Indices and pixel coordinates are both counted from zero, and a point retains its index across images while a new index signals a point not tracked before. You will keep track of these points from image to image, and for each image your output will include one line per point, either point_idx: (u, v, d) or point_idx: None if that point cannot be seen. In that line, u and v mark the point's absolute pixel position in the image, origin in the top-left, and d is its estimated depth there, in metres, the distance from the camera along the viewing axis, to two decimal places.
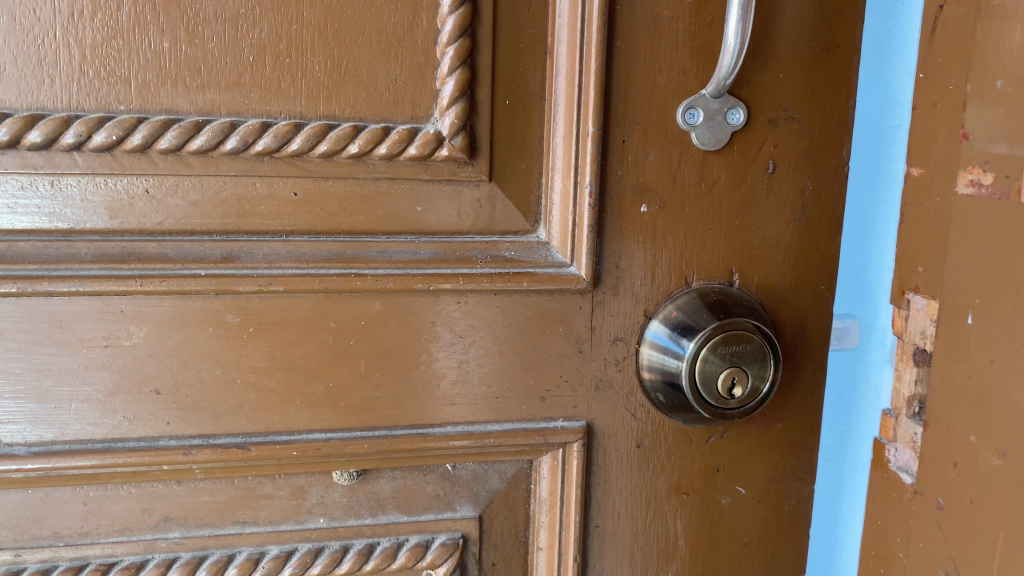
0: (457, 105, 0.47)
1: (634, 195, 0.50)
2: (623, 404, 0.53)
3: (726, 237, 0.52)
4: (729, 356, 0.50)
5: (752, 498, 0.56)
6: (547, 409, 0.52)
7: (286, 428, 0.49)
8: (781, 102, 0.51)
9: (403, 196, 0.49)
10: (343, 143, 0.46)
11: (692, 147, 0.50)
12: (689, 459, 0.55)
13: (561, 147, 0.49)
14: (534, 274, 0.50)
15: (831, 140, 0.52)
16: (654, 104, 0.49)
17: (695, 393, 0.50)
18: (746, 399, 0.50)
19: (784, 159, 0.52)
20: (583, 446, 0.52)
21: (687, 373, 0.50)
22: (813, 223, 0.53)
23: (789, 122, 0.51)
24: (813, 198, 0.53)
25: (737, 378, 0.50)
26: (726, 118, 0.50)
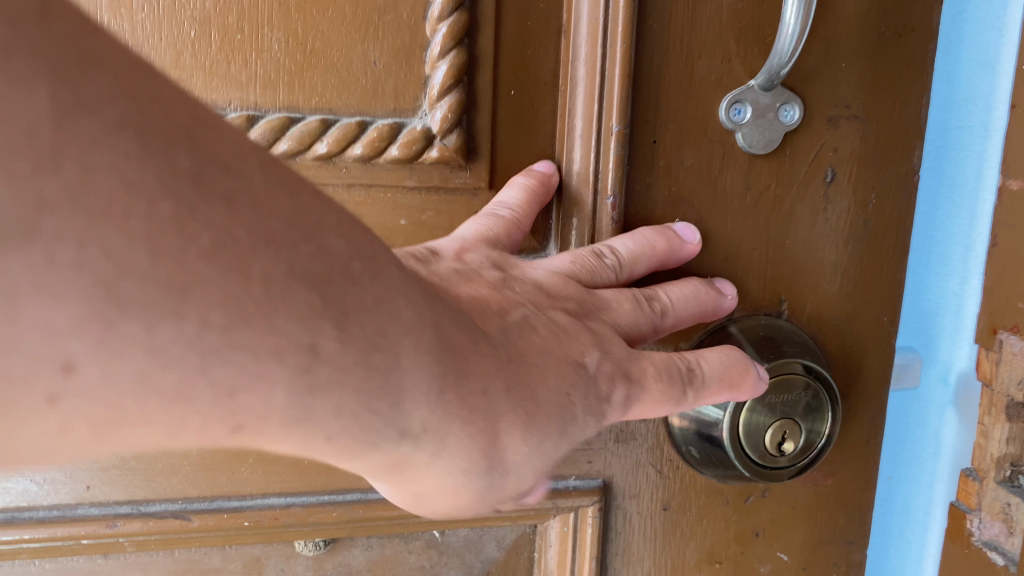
0: (451, 96, 0.38)
1: (666, 208, 0.41)
2: (647, 459, 0.44)
3: (773, 259, 0.43)
4: (777, 406, 0.41)
5: (797, 567, 0.47)
6: (557, 467, 0.43)
7: (236, 493, 0.40)
8: (844, 96, 0.42)
9: (384, 208, 0.40)
10: (310, 142, 0.38)
11: (736, 151, 0.41)
12: (723, 523, 0.46)
13: (578, 149, 0.40)
14: None
15: (900, 143, 0.43)
16: (691, 97, 0.40)
17: (738, 452, 0.41)
18: (797, 455, 0.42)
19: (846, 165, 0.43)
20: (600, 510, 0.43)
21: (729, 430, 0.41)
22: (876, 242, 0.44)
23: (855, 122, 0.42)
24: (877, 213, 0.44)
25: (787, 432, 0.42)
26: (779, 115, 0.41)
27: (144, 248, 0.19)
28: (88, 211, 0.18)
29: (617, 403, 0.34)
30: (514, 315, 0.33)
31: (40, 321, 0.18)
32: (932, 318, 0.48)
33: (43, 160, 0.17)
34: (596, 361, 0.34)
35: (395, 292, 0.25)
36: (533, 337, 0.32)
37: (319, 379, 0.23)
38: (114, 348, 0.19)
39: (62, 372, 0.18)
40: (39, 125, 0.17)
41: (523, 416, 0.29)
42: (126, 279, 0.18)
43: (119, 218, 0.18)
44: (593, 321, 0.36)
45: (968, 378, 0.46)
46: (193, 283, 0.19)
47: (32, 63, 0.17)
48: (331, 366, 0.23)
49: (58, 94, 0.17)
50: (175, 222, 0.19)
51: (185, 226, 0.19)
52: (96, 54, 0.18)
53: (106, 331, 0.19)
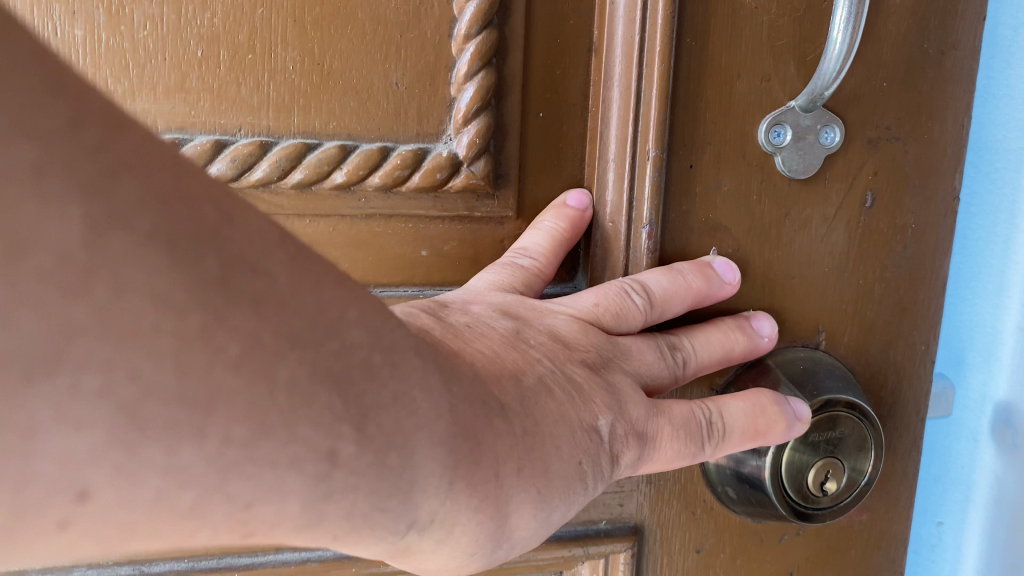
0: (479, 119, 0.36)
1: (702, 235, 0.39)
2: (680, 500, 0.41)
3: (812, 288, 0.41)
4: (819, 445, 0.39)
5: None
6: (586, 511, 0.40)
7: (247, 548, 0.37)
8: (886, 116, 0.39)
9: (405, 237, 0.37)
10: (322, 174, 0.35)
11: (774, 175, 0.39)
12: (756, 563, 0.43)
13: (612, 173, 0.38)
14: None
15: (940, 166, 0.41)
16: (729, 119, 0.38)
17: (780, 493, 0.38)
18: (840, 498, 0.39)
19: (886, 188, 0.40)
20: (633, 556, 0.41)
21: (771, 468, 0.38)
22: (915, 270, 0.42)
23: (891, 144, 0.40)
24: (918, 239, 0.41)
25: (831, 473, 0.39)
26: (820, 138, 0.38)
27: (171, 367, 0.18)
28: (114, 334, 0.17)
29: (625, 466, 0.32)
30: (530, 377, 0.30)
31: (61, 451, 0.16)
32: (968, 343, 0.46)
33: (76, 284, 0.16)
34: (609, 425, 0.31)
35: (412, 384, 0.23)
36: (550, 402, 0.30)
37: (337, 484, 0.22)
38: (132, 472, 0.18)
39: (77, 499, 0.17)
40: (71, 249, 0.16)
41: (532, 494, 0.28)
42: (151, 400, 0.17)
43: (147, 337, 0.17)
44: (611, 372, 0.34)
45: (1008, 405, 0.44)
46: (218, 396, 0.18)
47: (69, 187, 0.16)
48: (347, 470, 0.22)
49: (89, 212, 0.16)
50: (202, 334, 0.18)
51: (213, 337, 0.18)
52: (128, 158, 0.17)
53: (125, 457, 0.17)
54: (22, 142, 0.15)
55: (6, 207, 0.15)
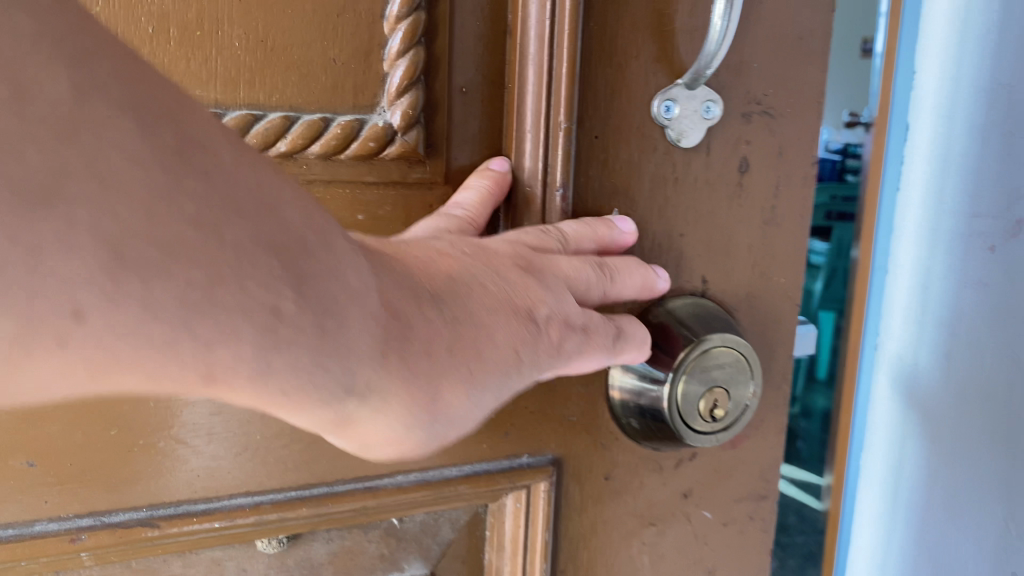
0: (410, 94, 0.39)
1: (605, 198, 0.44)
2: (592, 433, 0.46)
3: (698, 243, 0.47)
4: (708, 375, 0.45)
5: (717, 522, 0.50)
6: (511, 447, 0.45)
7: (204, 495, 0.40)
8: (755, 94, 0.46)
9: (341, 205, 0.40)
10: (265, 143, 0.38)
11: (665, 145, 0.45)
12: (658, 487, 0.48)
13: (529, 143, 0.42)
14: None
15: (800, 137, 0.48)
16: (627, 95, 0.43)
17: (675, 414, 0.44)
18: (722, 421, 0.46)
19: (755, 156, 0.47)
20: (552, 486, 0.45)
21: (669, 392, 0.44)
22: (781, 226, 0.49)
23: (760, 118, 0.46)
24: (784, 199, 0.48)
25: (716, 399, 0.45)
26: (703, 111, 0.44)
27: (142, 212, 0.21)
28: (98, 178, 0.20)
29: (563, 351, 0.37)
30: (459, 273, 0.34)
31: (57, 268, 0.20)
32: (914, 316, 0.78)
33: (64, 132, 0.19)
34: (546, 315, 0.36)
35: (345, 264, 0.27)
36: (487, 297, 0.34)
37: (283, 338, 0.25)
38: (114, 296, 0.21)
39: (67, 314, 0.21)
40: (60, 101, 0.19)
41: (466, 376, 0.32)
42: (130, 241, 0.21)
43: (126, 189, 0.21)
44: (542, 273, 0.37)
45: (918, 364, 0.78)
46: (178, 246, 0.22)
47: (54, 55, 0.19)
48: (292, 327, 0.25)
49: (72, 76, 0.19)
50: (164, 189, 0.21)
51: (171, 194, 0.21)
52: (100, 42, 0.20)
53: (111, 283, 0.21)
54: (17, 13, 0.18)
55: (10, 61, 0.18)
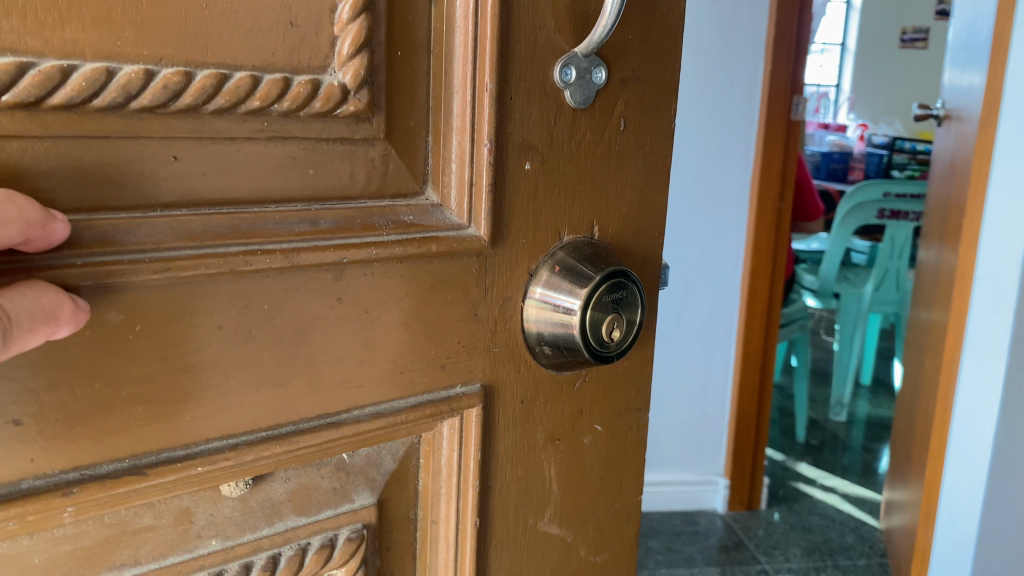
0: (360, 57, 0.43)
1: (518, 153, 0.48)
2: (512, 363, 0.50)
3: (592, 193, 0.50)
4: (611, 302, 0.49)
5: (608, 434, 0.54)
6: (449, 376, 0.48)
7: (183, 442, 0.42)
8: (628, 64, 0.50)
9: (294, 160, 0.43)
10: (237, 100, 0.40)
11: (565, 107, 0.48)
12: (559, 404, 0.51)
13: (456, 103, 0.47)
14: (440, 238, 0.46)
15: (665, 98, 0.53)
16: (535, 61, 0.47)
17: (584, 340, 0.48)
18: (625, 341, 0.50)
19: (635, 117, 0.51)
20: (483, 409, 0.49)
21: (579, 320, 0.47)
22: (651, 177, 0.53)
23: (635, 83, 0.51)
24: (652, 154, 0.53)
25: (619, 323, 0.49)
26: (594, 76, 0.49)
27: None
28: None
29: None
30: None
31: None
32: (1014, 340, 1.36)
33: None
34: None
35: None
36: None
37: None
38: None
39: None
40: None
41: None
42: None
43: None
44: None
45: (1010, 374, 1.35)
46: None
47: None
48: None
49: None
50: None
51: None
52: None
53: None
54: None
55: None
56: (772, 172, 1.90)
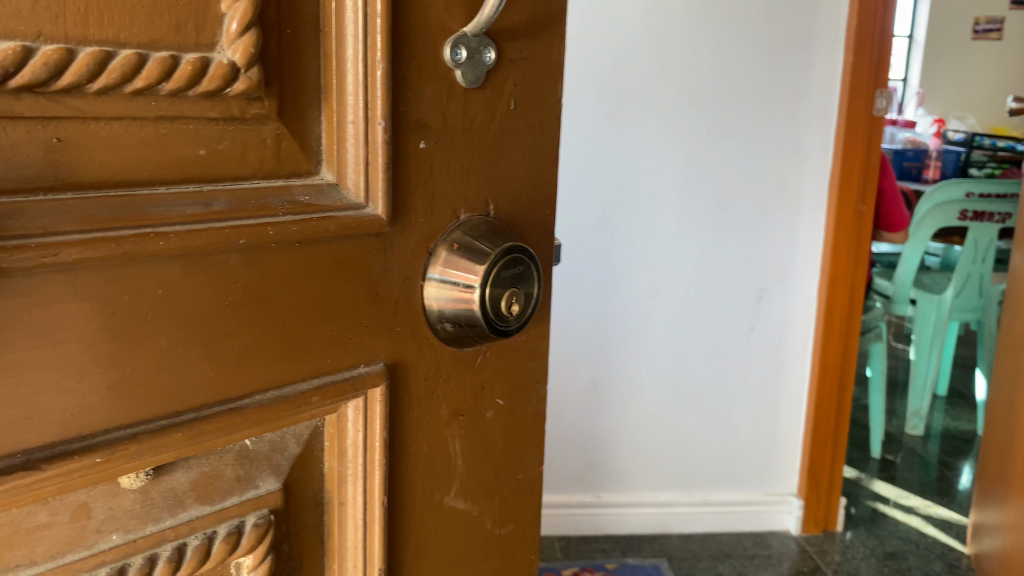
0: (249, 34, 0.43)
1: (412, 131, 0.48)
2: (415, 342, 0.50)
3: (484, 170, 0.51)
4: (510, 277, 0.50)
5: (510, 407, 0.56)
6: (352, 356, 0.48)
7: (78, 435, 0.41)
8: (518, 43, 0.51)
9: (184, 140, 0.43)
10: (121, 79, 0.40)
11: (456, 86, 0.49)
12: (458, 381, 0.52)
13: (350, 81, 0.46)
14: (339, 218, 0.46)
15: (551, 78, 0.54)
16: (425, 41, 0.48)
17: (485, 314, 0.49)
18: (524, 315, 0.51)
19: (524, 97, 0.52)
20: (388, 387, 0.49)
21: (479, 297, 0.49)
22: (543, 154, 0.54)
23: (523, 63, 0.51)
24: (542, 133, 0.54)
25: (517, 297, 0.50)
26: (484, 56, 0.49)
27: None
28: None
29: None
30: None
31: None
32: None
33: None
34: None
35: None
36: None
37: None
38: None
39: None
40: None
41: None
42: None
43: None
44: None
45: None
46: None
47: None
48: None
49: None
50: None
51: None
52: None
53: None
54: None
55: None
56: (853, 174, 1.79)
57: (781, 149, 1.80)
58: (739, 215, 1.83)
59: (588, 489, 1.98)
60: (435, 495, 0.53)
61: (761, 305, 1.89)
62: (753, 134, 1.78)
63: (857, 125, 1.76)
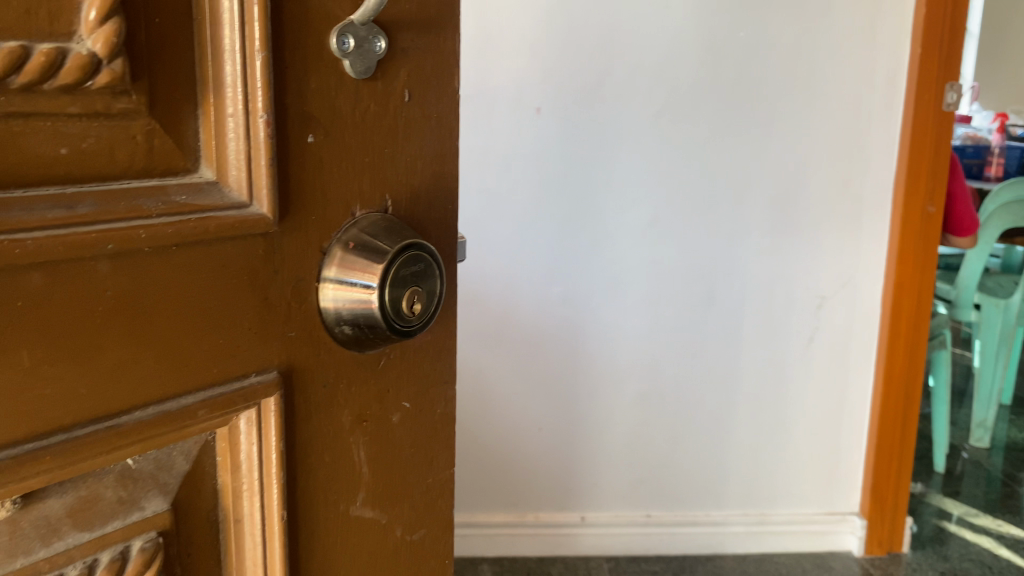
0: (112, 22, 0.38)
1: (298, 124, 0.45)
2: (311, 348, 0.47)
3: (383, 165, 0.48)
4: (410, 275, 0.47)
5: (419, 409, 0.53)
6: (241, 364, 0.44)
7: None
8: (412, 30, 0.48)
9: (42, 140, 0.37)
10: None
11: (346, 76, 0.46)
12: (363, 386, 0.49)
13: (228, 71, 0.42)
14: (219, 216, 0.42)
15: (447, 68, 0.50)
16: (308, 28, 0.44)
17: (384, 314, 0.46)
18: (426, 313, 0.49)
19: (418, 88, 0.49)
20: (281, 396, 0.46)
21: (379, 298, 0.46)
22: (446, 148, 0.51)
23: (416, 52, 0.48)
24: (444, 125, 0.51)
25: (419, 295, 0.48)
26: (374, 45, 0.46)
27: None
28: None
29: None
30: None
31: None
32: None
33: None
34: None
35: None
36: None
37: None
38: None
39: None
40: None
41: None
42: None
43: None
44: None
45: None
46: None
47: None
48: None
49: None
50: None
51: None
52: None
53: None
54: None
55: None
56: (921, 173, 1.68)
57: (845, 147, 1.68)
58: (794, 218, 1.71)
59: (635, 508, 1.88)
60: (342, 506, 0.49)
61: (821, 314, 1.78)
62: (817, 131, 1.66)
63: (924, 121, 1.65)
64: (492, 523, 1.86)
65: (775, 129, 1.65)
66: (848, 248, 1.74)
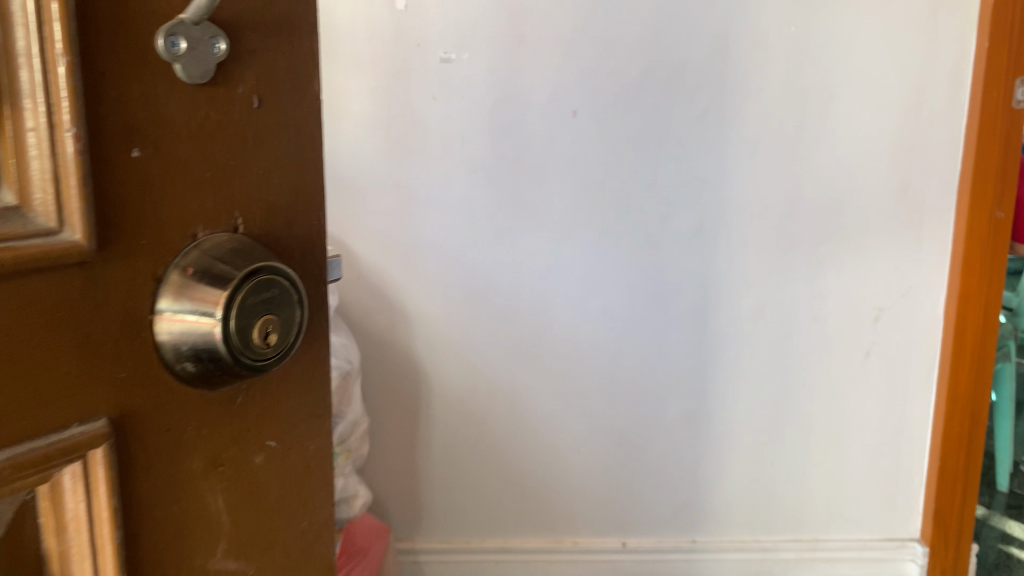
0: None
1: (120, 138, 0.39)
2: (146, 389, 0.42)
3: (224, 180, 0.44)
4: (260, 303, 0.43)
5: (286, 449, 0.50)
6: (60, 414, 0.38)
7: None
8: (257, 31, 0.44)
9: None
10: None
11: (177, 83, 0.41)
12: (219, 427, 0.46)
13: (26, 78, 0.36)
14: (18, 246, 0.35)
15: (304, 73, 0.48)
16: (129, 27, 0.38)
17: (230, 348, 0.41)
18: (282, 345, 0.44)
19: (268, 93, 0.45)
20: (112, 446, 0.40)
21: (222, 329, 0.41)
22: (304, 159, 0.48)
23: (264, 55, 0.45)
24: (300, 134, 0.48)
25: (273, 325, 0.43)
26: (210, 47, 0.41)
27: None
28: None
29: None
30: None
31: None
32: None
33: None
34: None
35: None
36: None
37: None
38: None
39: None
40: None
41: None
42: None
43: None
44: None
45: None
46: None
47: None
48: None
49: None
50: None
51: None
52: None
53: None
54: None
55: None
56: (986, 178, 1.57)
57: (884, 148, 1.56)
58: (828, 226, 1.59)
59: (676, 533, 1.78)
60: (197, 559, 0.46)
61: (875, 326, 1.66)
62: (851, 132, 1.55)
63: (990, 123, 1.54)
64: (522, 549, 1.76)
65: (822, 132, 1.54)
66: (901, 255, 1.62)
